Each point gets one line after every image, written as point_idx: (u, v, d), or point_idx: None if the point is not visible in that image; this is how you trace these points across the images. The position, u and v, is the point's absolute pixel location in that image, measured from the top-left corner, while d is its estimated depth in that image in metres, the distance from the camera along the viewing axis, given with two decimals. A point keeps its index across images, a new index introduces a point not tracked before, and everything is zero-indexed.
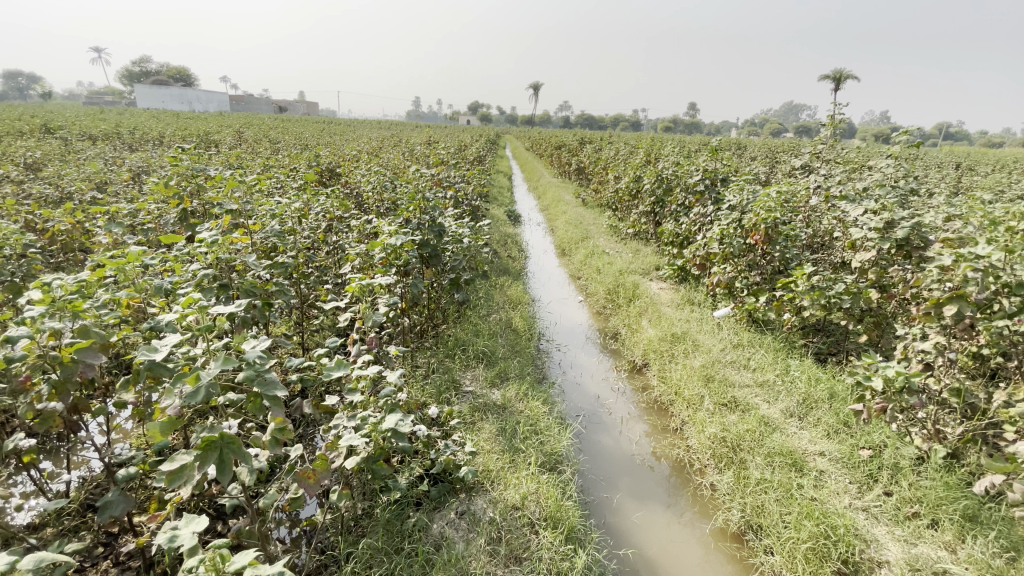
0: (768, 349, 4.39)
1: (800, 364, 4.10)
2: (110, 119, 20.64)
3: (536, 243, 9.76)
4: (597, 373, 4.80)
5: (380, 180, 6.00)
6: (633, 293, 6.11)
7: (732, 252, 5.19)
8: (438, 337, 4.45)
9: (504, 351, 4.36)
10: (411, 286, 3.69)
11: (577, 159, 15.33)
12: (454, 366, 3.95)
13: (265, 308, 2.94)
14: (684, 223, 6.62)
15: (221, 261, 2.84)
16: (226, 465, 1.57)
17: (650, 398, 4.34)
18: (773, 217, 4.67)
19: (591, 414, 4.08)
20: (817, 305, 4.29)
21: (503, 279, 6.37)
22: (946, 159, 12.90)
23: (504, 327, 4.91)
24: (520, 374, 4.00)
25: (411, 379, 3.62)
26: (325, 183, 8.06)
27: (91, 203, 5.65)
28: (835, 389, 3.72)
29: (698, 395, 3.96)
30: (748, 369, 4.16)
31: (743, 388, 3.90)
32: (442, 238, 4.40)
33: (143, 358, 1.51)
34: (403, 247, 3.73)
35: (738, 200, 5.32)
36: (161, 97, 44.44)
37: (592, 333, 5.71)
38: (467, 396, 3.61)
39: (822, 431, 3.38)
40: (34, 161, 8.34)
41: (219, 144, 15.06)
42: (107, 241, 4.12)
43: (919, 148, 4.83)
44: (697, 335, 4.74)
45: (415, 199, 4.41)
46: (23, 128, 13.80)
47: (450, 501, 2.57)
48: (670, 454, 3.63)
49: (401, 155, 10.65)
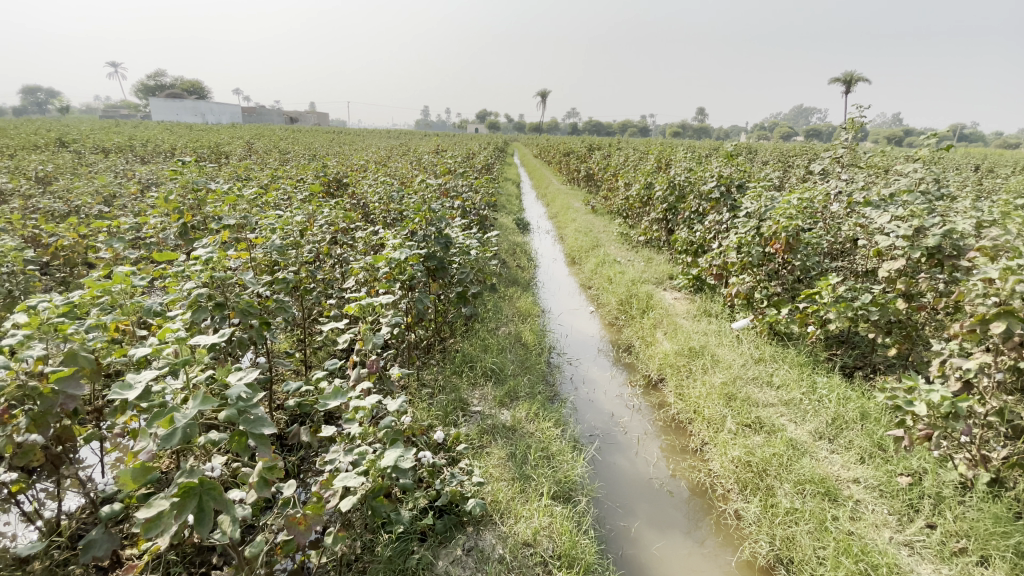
0: (792, 364, 4.17)
1: (826, 381, 3.87)
2: (124, 131, 20.96)
3: (545, 252, 9.61)
4: (610, 388, 4.60)
5: (387, 191, 5.89)
6: (647, 304, 5.91)
7: (750, 261, 4.99)
8: (445, 353, 4.30)
9: (514, 367, 4.18)
10: (417, 301, 3.54)
11: (586, 166, 15.19)
12: (462, 385, 3.79)
13: (262, 327, 2.81)
14: (698, 230, 6.43)
15: (216, 280, 2.70)
16: (206, 514, 1.42)
17: (668, 416, 4.13)
18: (794, 225, 4.47)
19: (605, 433, 3.89)
20: (843, 318, 4.07)
21: (512, 290, 6.21)
22: (965, 161, 12.56)
23: (514, 341, 4.74)
24: (530, 392, 3.82)
25: (416, 399, 3.46)
26: (332, 194, 7.99)
27: (96, 217, 5.59)
28: (867, 409, 3.50)
29: (718, 415, 3.75)
30: (771, 386, 3.94)
31: (767, 407, 3.68)
32: (449, 250, 4.25)
33: (114, 398, 1.36)
34: (408, 261, 3.58)
35: (756, 207, 5.12)
36: (176, 110, 45.22)
37: (604, 346, 5.53)
38: (476, 416, 3.44)
39: (854, 456, 3.16)
40: (44, 175, 8.37)
41: (228, 155, 15.14)
42: (107, 257, 4.03)
43: (949, 151, 4.37)
44: (715, 349, 4.53)
45: (421, 210, 4.27)
46: (38, 142, 14.00)
47: (457, 536, 2.40)
48: (690, 478, 3.43)
49: (409, 164, 10.56)
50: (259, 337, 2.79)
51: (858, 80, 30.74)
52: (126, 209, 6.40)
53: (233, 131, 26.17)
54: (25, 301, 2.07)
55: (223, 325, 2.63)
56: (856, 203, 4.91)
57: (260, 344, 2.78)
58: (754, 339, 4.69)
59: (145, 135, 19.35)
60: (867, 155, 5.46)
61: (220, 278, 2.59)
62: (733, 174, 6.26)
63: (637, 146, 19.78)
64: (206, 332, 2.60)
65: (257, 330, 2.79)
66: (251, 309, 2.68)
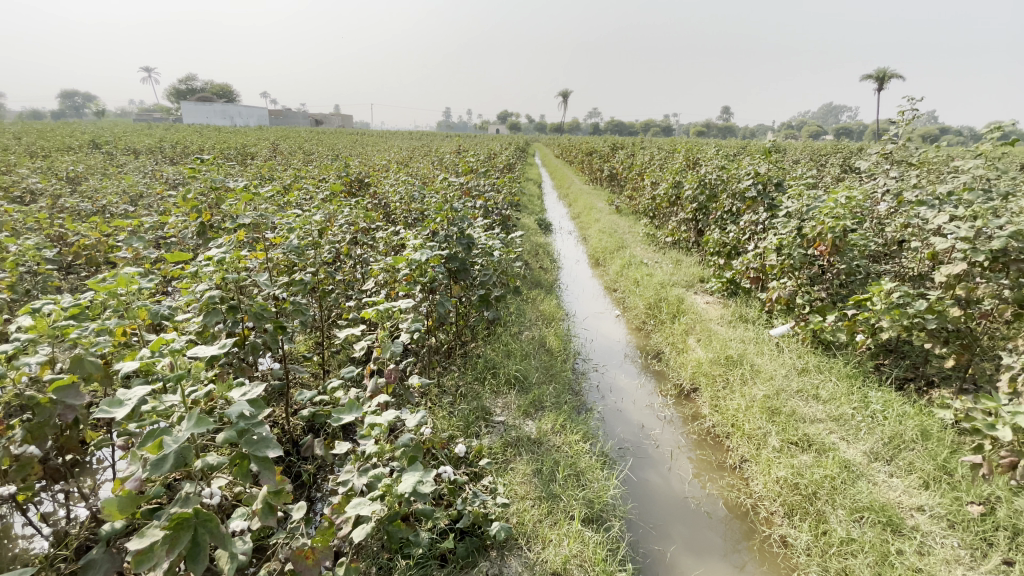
0: (839, 376, 3.87)
1: (880, 395, 3.56)
2: (154, 133, 21.55)
3: (568, 253, 9.39)
4: (640, 397, 4.36)
5: (408, 190, 5.75)
6: (677, 308, 5.63)
7: (791, 264, 4.68)
8: (467, 358, 4.12)
9: (539, 374, 3.97)
10: (438, 304, 3.36)
11: (609, 166, 14.92)
12: (484, 393, 3.61)
13: (277, 332, 2.67)
14: (732, 231, 6.13)
15: (230, 282, 2.55)
16: (200, 549, 1.25)
17: (703, 430, 3.88)
18: (842, 225, 4.15)
19: (635, 446, 3.66)
20: (898, 326, 3.74)
21: (535, 293, 6.00)
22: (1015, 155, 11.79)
23: (538, 346, 4.54)
24: (556, 401, 3.61)
25: (437, 408, 3.29)
26: (354, 194, 7.91)
27: (121, 216, 5.59)
28: (927, 429, 3.19)
29: (760, 430, 3.48)
30: (817, 400, 3.65)
31: (815, 423, 3.39)
32: (471, 251, 4.07)
33: (102, 416, 1.20)
34: (429, 262, 3.40)
35: (798, 207, 4.81)
36: (205, 113, 46.34)
37: (632, 352, 5.29)
38: (499, 427, 3.26)
39: (916, 481, 2.86)
40: (76, 174, 8.50)
41: (254, 156, 15.28)
42: (126, 256, 3.97)
43: (1013, 146, 3.94)
44: (753, 358, 4.24)
45: (442, 210, 4.10)
46: (72, 143, 14.35)
47: (480, 562, 2.20)
48: (729, 498, 3.17)
49: (431, 163, 10.45)
50: (273, 342, 2.65)
51: (890, 76, 29.69)
52: (151, 208, 6.42)
53: (260, 133, 26.56)
54: (31, 303, 1.96)
55: (236, 330, 2.49)
56: (908, 202, 4.57)
57: (275, 349, 2.65)
58: (795, 347, 4.39)
59: (176, 137, 19.64)
60: (919, 151, 5.08)
61: (233, 279, 2.45)
62: (770, 172, 5.93)
63: (662, 145, 19.34)
64: (218, 336, 2.48)
65: (272, 335, 2.65)
66: (264, 313, 2.54)
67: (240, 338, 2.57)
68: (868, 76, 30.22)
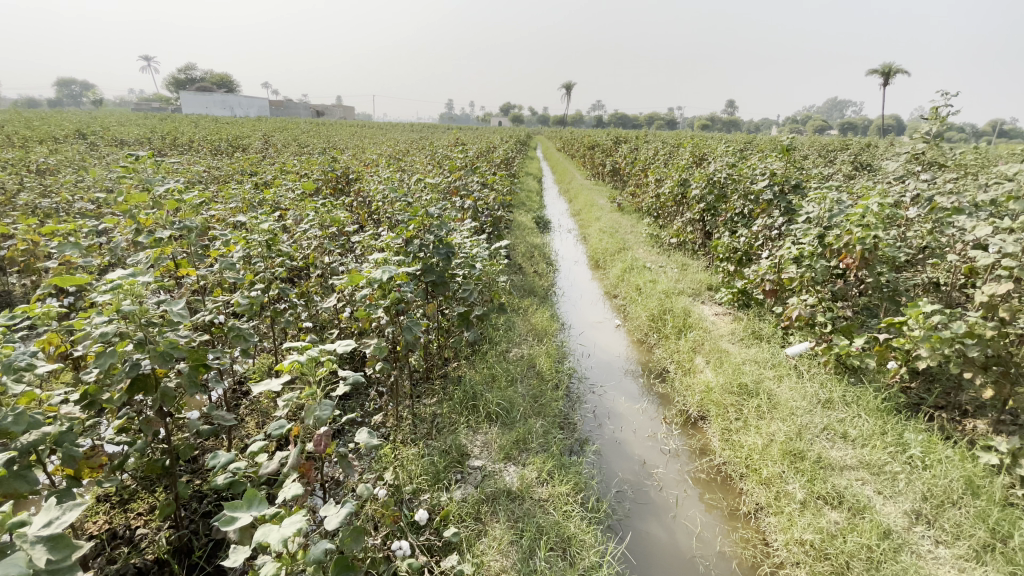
0: (869, 410, 3.37)
1: (919, 436, 3.08)
2: (147, 124, 21.09)
3: (566, 254, 8.90)
4: (640, 425, 3.88)
5: (390, 189, 5.24)
6: (683, 322, 5.11)
7: (811, 277, 4.16)
8: (445, 384, 3.65)
9: (525, 405, 3.49)
10: (404, 329, 2.84)
11: (612, 161, 14.40)
12: (460, 428, 3.13)
13: (196, 371, 2.20)
14: (744, 236, 5.60)
15: (133, 316, 2.05)
16: None
17: (713, 468, 3.39)
18: (874, 236, 3.62)
19: (635, 489, 3.17)
20: (938, 356, 3.18)
21: (528, 303, 5.49)
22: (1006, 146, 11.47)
23: (528, 367, 4.07)
24: (543, 441, 3.12)
25: (403, 453, 2.81)
26: (339, 191, 7.41)
27: (76, 216, 5.08)
28: (977, 483, 2.69)
29: (779, 479, 2.99)
30: (845, 441, 3.15)
31: (844, 472, 2.90)
32: (449, 262, 3.56)
33: None
34: (394, 281, 2.89)
35: (820, 212, 4.28)
36: (204, 104, 45.86)
37: (633, 369, 4.80)
38: (474, 474, 2.79)
39: (968, 551, 2.36)
40: (48, 168, 7.95)
41: (245, 149, 14.69)
42: (57, 266, 3.49)
43: None
44: (769, 386, 3.75)
45: (416, 215, 3.60)
46: (60, 133, 13.93)
47: None
48: (743, 559, 2.68)
49: (424, 158, 9.93)
50: (188, 386, 2.17)
51: (898, 71, 29.08)
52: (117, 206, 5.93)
53: (257, 125, 25.96)
54: None
55: (138, 372, 2.02)
56: (942, 208, 4.05)
57: (191, 393, 2.17)
58: (816, 373, 3.86)
59: (169, 128, 19.08)
60: (954, 150, 4.53)
61: (129, 311, 1.96)
62: (788, 172, 5.40)
63: (665, 139, 18.78)
64: (119, 379, 2.02)
65: (187, 375, 2.17)
66: (173, 352, 2.05)
67: (150, 382, 2.09)
68: (873, 71, 29.79)
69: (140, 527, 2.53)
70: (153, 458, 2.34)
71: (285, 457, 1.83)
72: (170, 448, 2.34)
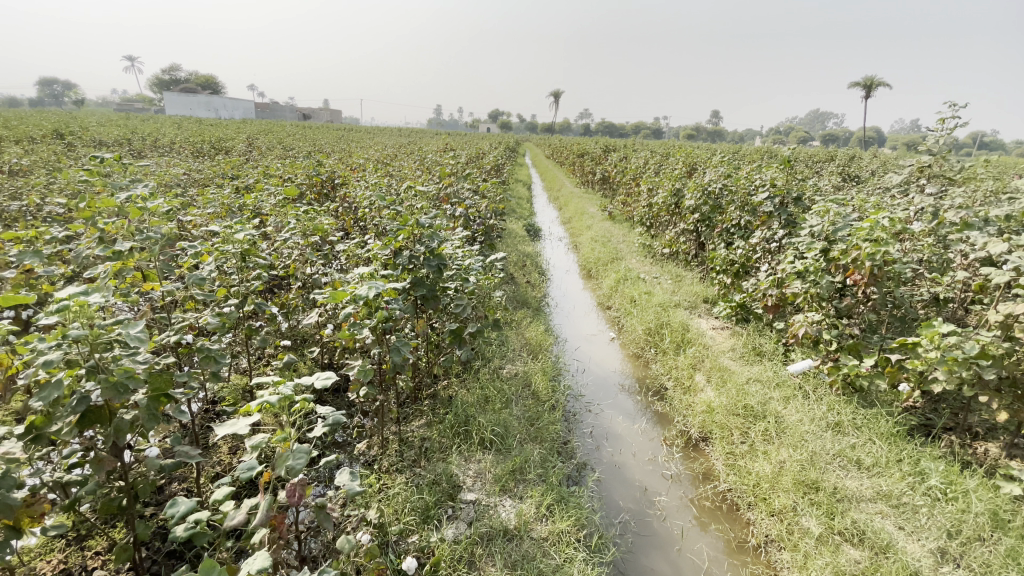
0: (881, 435, 3.22)
1: (936, 464, 2.92)
2: (127, 124, 20.54)
3: (557, 263, 8.73)
4: (640, 447, 3.68)
5: (377, 195, 5.01)
6: (682, 337, 4.94)
7: (816, 293, 4.02)
8: (435, 406, 3.42)
9: (521, 429, 3.27)
10: (392, 349, 2.60)
11: (602, 169, 14.32)
12: (452, 456, 2.91)
13: (156, 402, 1.93)
14: (742, 248, 5.47)
15: (85, 341, 1.79)
16: None
17: (717, 496, 3.20)
18: (884, 251, 3.48)
19: (637, 519, 2.96)
20: (955, 380, 3.01)
21: (521, 316, 5.28)
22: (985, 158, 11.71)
23: (523, 385, 3.86)
24: (541, 470, 2.91)
25: (390, 487, 2.58)
26: (324, 196, 7.15)
27: (41, 220, 4.76)
28: (999, 516, 2.54)
29: (792, 512, 2.81)
30: (860, 469, 3.00)
31: (861, 505, 2.74)
32: (441, 275, 3.33)
33: None
34: (382, 297, 2.66)
35: (824, 226, 4.14)
36: (188, 104, 45.14)
37: (630, 385, 4.61)
38: (468, 509, 2.57)
39: None
40: (19, 168, 7.58)
41: (229, 151, 14.31)
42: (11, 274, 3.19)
43: None
44: (776, 408, 3.58)
45: (406, 224, 3.37)
46: (35, 132, 13.44)
47: None
48: None
49: (413, 163, 9.70)
50: (147, 418, 1.89)
51: (878, 84, 29.70)
52: None
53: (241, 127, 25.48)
54: None
55: (88, 405, 1.76)
56: (948, 224, 3.95)
57: (150, 426, 1.89)
58: (823, 393, 3.71)
59: (150, 129, 18.66)
60: (957, 165, 4.44)
61: (78, 336, 1.70)
62: (788, 184, 5.28)
63: (653, 149, 18.86)
64: (66, 413, 1.75)
65: (145, 407, 1.90)
66: (128, 382, 1.77)
67: (102, 416, 1.83)
68: (854, 85, 30.43)
69: (94, 570, 2.25)
70: (109, 497, 2.07)
71: (254, 506, 1.59)
72: (127, 488, 2.08)
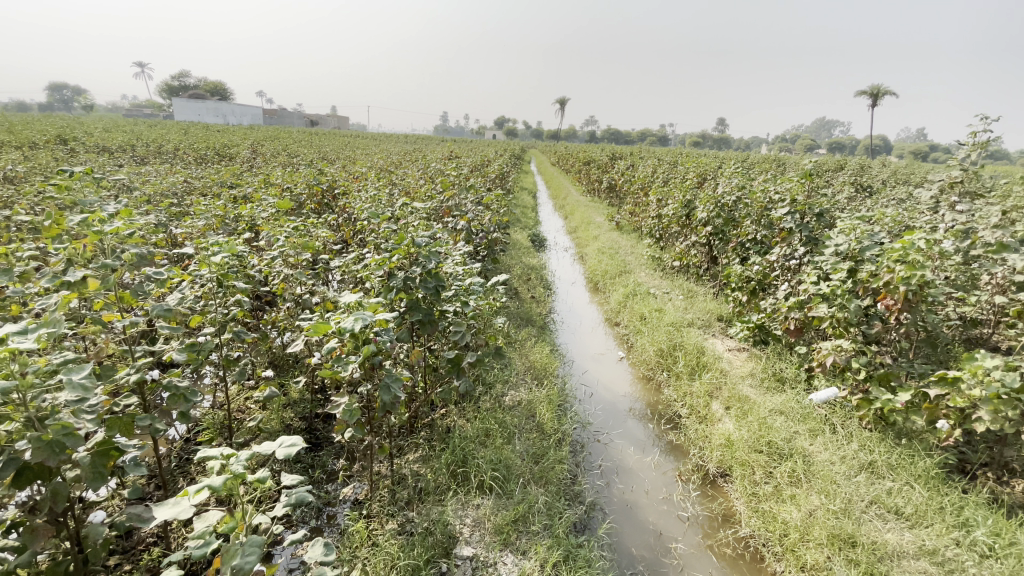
0: (919, 479, 2.93)
1: (984, 516, 2.63)
2: (134, 130, 20.53)
3: (563, 275, 8.47)
4: (653, 483, 3.39)
5: (374, 207, 4.76)
6: (697, 360, 4.65)
7: (844, 318, 3.70)
8: (431, 440, 3.16)
9: (523, 468, 3.01)
10: (381, 387, 2.33)
11: (609, 178, 14.06)
12: (447, 501, 2.64)
13: (103, 457, 1.67)
14: (759, 265, 5.17)
15: (19, 389, 1.54)
16: None
17: (739, 543, 2.90)
18: (921, 276, 3.19)
19: (651, 571, 2.67)
20: (1005, 422, 2.69)
21: (526, 335, 5.02)
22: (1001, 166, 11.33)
23: (528, 416, 3.59)
24: (546, 519, 2.64)
25: (377, 542, 2.31)
26: (325, 207, 6.93)
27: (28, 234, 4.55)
28: None
29: (825, 569, 2.52)
30: (898, 519, 2.70)
31: (903, 563, 2.44)
32: (437, 300, 3.06)
33: None
34: (370, 328, 2.41)
35: (851, 244, 3.85)
36: (196, 110, 45.39)
37: (641, 411, 4.32)
38: (462, 566, 2.30)
39: None
40: (16, 176, 7.40)
41: (232, 159, 14.15)
42: None
43: None
44: (802, 446, 3.29)
45: (401, 243, 3.11)
46: (43, 139, 13.34)
47: None
48: None
49: (418, 172, 9.47)
50: (91, 478, 1.63)
51: (887, 91, 29.43)
52: None
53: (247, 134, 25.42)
54: None
55: (18, 467, 1.49)
56: (987, 245, 3.65)
57: (95, 487, 1.63)
58: (852, 428, 3.42)
59: (156, 136, 18.57)
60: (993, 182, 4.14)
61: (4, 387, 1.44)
62: (809, 198, 4.99)
63: (660, 156, 18.56)
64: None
65: (90, 465, 1.63)
66: (66, 441, 1.52)
67: (39, 477, 1.56)
68: (863, 93, 30.13)
69: None
70: (56, 558, 1.84)
71: None
72: (76, 548, 1.83)
